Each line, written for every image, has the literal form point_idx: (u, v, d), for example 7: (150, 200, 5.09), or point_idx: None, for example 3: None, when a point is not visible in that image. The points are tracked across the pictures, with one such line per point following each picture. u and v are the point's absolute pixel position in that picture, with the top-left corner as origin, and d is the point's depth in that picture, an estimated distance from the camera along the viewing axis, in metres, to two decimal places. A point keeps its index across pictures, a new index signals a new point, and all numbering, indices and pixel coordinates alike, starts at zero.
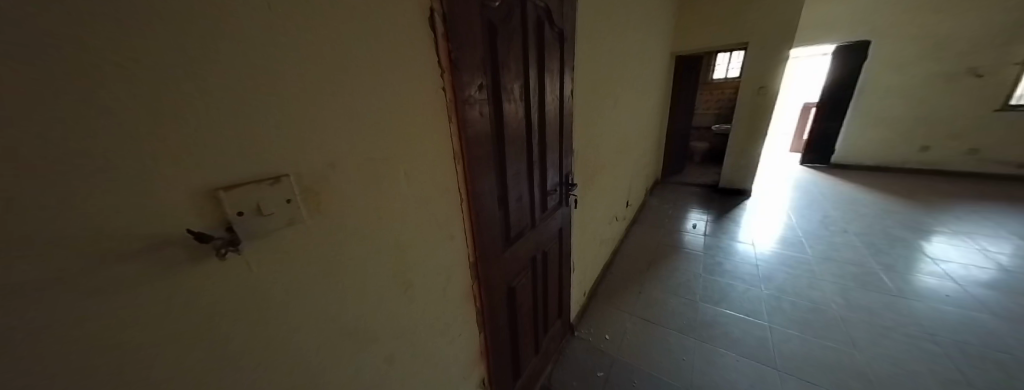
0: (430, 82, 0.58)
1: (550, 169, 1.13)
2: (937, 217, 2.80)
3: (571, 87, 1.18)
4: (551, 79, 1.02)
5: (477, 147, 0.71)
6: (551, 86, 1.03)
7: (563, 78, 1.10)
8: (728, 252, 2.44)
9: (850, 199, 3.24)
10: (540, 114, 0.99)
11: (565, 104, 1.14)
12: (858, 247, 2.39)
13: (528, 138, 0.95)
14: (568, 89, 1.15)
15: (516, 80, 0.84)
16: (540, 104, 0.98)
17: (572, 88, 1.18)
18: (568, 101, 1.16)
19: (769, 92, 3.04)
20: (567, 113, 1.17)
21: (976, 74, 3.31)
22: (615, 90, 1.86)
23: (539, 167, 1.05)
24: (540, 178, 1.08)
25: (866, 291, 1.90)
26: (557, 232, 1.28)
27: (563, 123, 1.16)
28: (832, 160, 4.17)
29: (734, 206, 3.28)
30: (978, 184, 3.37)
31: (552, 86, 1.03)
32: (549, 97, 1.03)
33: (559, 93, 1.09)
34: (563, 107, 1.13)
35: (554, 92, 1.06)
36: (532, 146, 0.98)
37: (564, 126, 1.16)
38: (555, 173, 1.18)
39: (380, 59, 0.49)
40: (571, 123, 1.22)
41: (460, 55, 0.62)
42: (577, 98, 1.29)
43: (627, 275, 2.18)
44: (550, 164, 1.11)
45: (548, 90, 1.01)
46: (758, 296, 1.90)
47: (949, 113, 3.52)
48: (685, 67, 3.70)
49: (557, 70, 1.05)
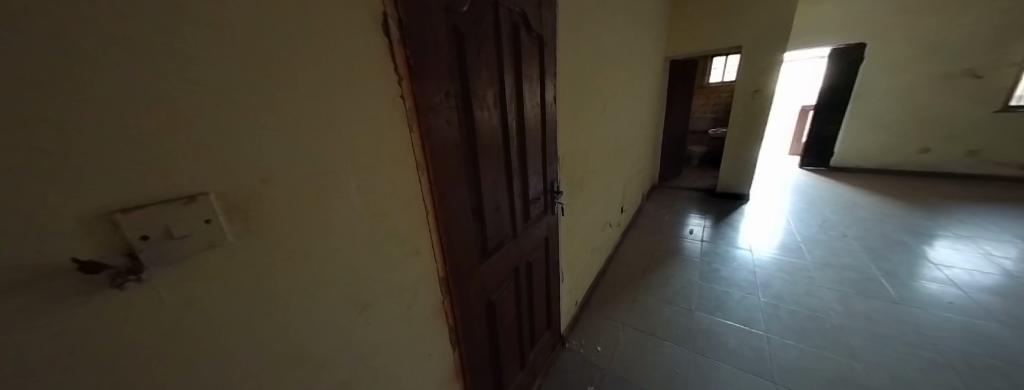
0: (386, 90, 0.54)
1: (532, 178, 1.09)
2: (939, 220, 2.75)
3: (554, 94, 1.15)
4: (530, 85, 0.99)
5: (444, 158, 0.68)
6: (530, 93, 1.00)
7: (543, 85, 1.07)
8: (725, 258, 2.39)
9: (850, 202, 3.19)
10: (518, 122, 0.96)
11: (547, 111, 1.11)
12: (858, 252, 2.33)
13: (505, 147, 0.92)
14: (549, 96, 1.12)
15: (489, 87, 0.81)
16: (518, 112, 0.95)
17: (554, 95, 1.15)
18: (551, 108, 1.13)
19: (764, 95, 3.01)
20: (549, 120, 1.14)
21: (974, 75, 3.28)
22: (605, 94, 1.83)
23: (519, 176, 1.02)
24: (521, 187, 1.05)
25: (867, 299, 1.85)
26: (542, 242, 1.24)
27: (545, 130, 1.13)
28: (831, 163, 4.13)
29: (732, 211, 3.23)
30: (979, 186, 3.32)
31: (531, 93, 1.00)
32: (529, 103, 1.00)
33: (539, 99, 1.07)
34: (544, 114, 1.10)
35: (534, 99, 1.03)
36: (510, 154, 0.94)
37: (546, 133, 1.13)
38: (538, 182, 1.14)
39: (326, 67, 0.46)
40: (554, 131, 1.19)
41: (421, 62, 0.59)
42: (560, 105, 1.26)
43: (621, 282, 2.14)
44: (531, 172, 1.08)
45: (527, 96, 0.98)
46: (755, 304, 1.85)
47: (949, 115, 3.47)
48: (680, 71, 3.69)
49: (537, 77, 1.03)
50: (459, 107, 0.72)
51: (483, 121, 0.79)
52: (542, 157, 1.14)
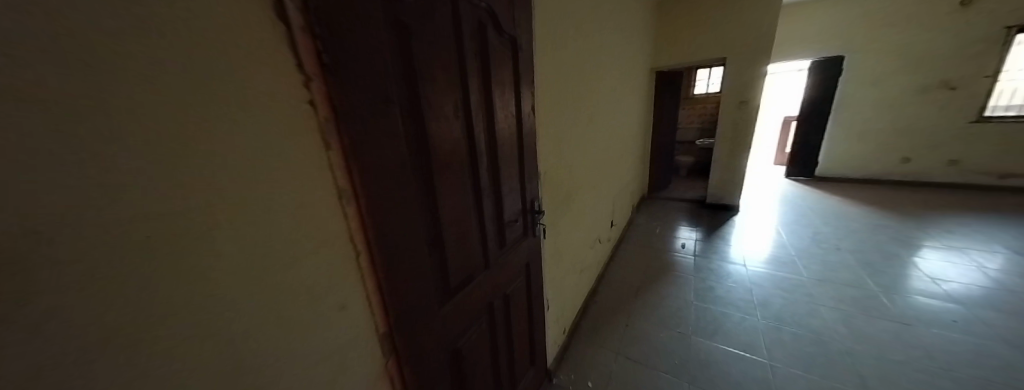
0: (287, 95, 0.41)
1: (507, 198, 0.95)
2: (929, 230, 2.72)
3: (532, 104, 1.03)
4: (502, 93, 0.86)
5: (385, 181, 0.53)
6: (502, 102, 0.87)
7: (519, 94, 0.95)
8: (720, 274, 2.27)
9: (838, 212, 3.17)
10: (487, 135, 0.83)
11: (524, 123, 0.99)
12: (854, 266, 2.26)
13: (472, 164, 0.78)
14: (527, 106, 0.99)
15: (449, 94, 0.67)
16: (488, 124, 0.82)
17: (533, 105, 1.03)
18: (528, 119, 1.01)
19: (750, 106, 2.98)
20: (526, 133, 1.01)
21: (949, 86, 3.35)
22: (591, 104, 1.72)
23: (491, 197, 0.88)
24: (494, 210, 0.90)
25: (870, 318, 1.75)
26: (522, 270, 1.09)
27: (522, 144, 1.00)
28: (816, 173, 4.15)
29: (723, 223, 3.15)
30: (961, 195, 3.35)
31: (504, 102, 0.87)
32: (501, 114, 0.86)
33: (515, 110, 0.94)
34: (521, 126, 0.98)
35: (507, 109, 0.90)
36: (478, 173, 0.80)
37: (524, 147, 1.00)
38: (515, 202, 1.00)
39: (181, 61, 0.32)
40: (533, 144, 1.06)
41: (344, 58, 0.45)
42: (540, 116, 1.14)
43: (614, 304, 1.98)
44: (506, 192, 0.94)
45: (499, 106, 0.85)
46: (755, 327, 1.72)
47: (927, 125, 3.53)
48: (666, 82, 3.66)
49: (510, 85, 0.90)
50: (406, 118, 0.57)
51: (439, 135, 0.65)
52: (518, 174, 1.00)
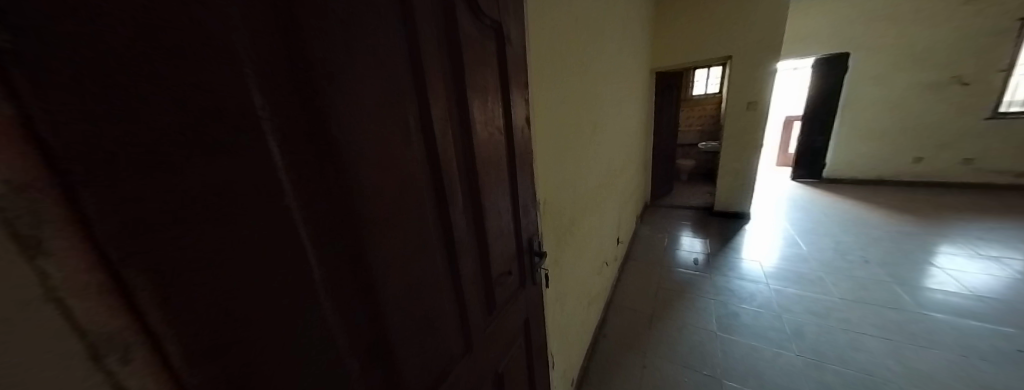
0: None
1: (495, 247, 0.68)
2: (957, 237, 2.52)
3: (526, 116, 0.77)
4: (483, 102, 0.60)
5: (226, 287, 0.26)
6: (482, 114, 0.60)
7: (507, 102, 0.69)
8: (741, 296, 2.02)
9: (855, 218, 2.97)
10: (462, 164, 0.56)
11: (516, 142, 0.72)
12: (887, 283, 2.04)
13: (438, 212, 0.51)
14: (519, 119, 0.73)
15: (390, 105, 0.40)
16: (461, 147, 0.55)
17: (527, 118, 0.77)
18: (522, 137, 0.75)
19: (759, 108, 2.77)
20: (519, 154, 0.74)
21: (961, 82, 3.20)
22: (592, 110, 1.48)
23: (471, 252, 0.60)
24: (477, 267, 0.63)
25: (923, 349, 1.52)
26: (521, 332, 0.83)
27: (514, 170, 0.73)
28: (823, 175, 3.97)
29: (734, 233, 2.93)
30: (979, 195, 3.19)
31: (485, 115, 0.61)
32: (481, 132, 0.60)
33: (502, 125, 0.68)
34: (511, 145, 0.71)
35: (491, 124, 0.63)
36: (449, 222, 0.53)
37: (516, 174, 0.74)
38: (507, 248, 0.74)
39: None
40: (529, 168, 0.80)
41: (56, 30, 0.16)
42: (536, 130, 0.88)
43: (626, 339, 1.72)
44: (493, 238, 0.67)
45: (477, 122, 0.59)
46: (794, 367, 1.48)
47: (939, 123, 3.37)
48: (665, 84, 3.46)
49: (494, 91, 0.64)
50: (293, 154, 0.30)
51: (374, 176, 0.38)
52: (509, 210, 0.74)
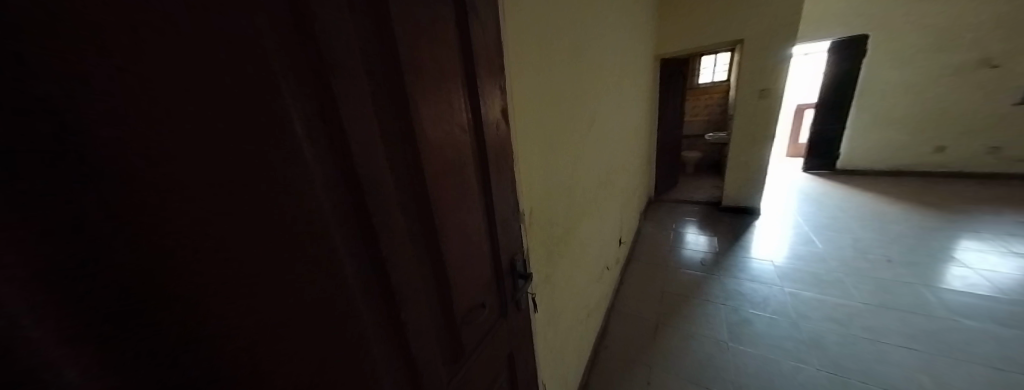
0: None
1: (460, 279, 0.52)
2: (985, 233, 2.35)
3: (504, 108, 0.60)
4: (434, 87, 0.43)
5: None
6: (435, 103, 0.43)
7: (474, 89, 0.52)
8: (753, 301, 1.87)
9: (873, 213, 2.79)
10: (402, 174, 0.39)
11: (489, 141, 0.56)
12: (912, 284, 1.89)
13: (362, 250, 0.34)
14: (493, 111, 0.57)
15: (237, 85, 0.23)
16: (399, 152, 0.38)
17: (505, 110, 0.61)
18: (498, 134, 0.58)
19: (772, 95, 2.57)
20: (495, 157, 0.58)
21: (990, 65, 2.97)
22: (589, 99, 1.31)
23: (424, 294, 0.44)
24: (435, 311, 0.47)
25: (960, 362, 1.37)
26: (501, 371, 0.68)
27: (486, 177, 0.57)
28: (836, 166, 3.78)
29: (743, 229, 2.78)
30: (1006, 186, 2.99)
31: (439, 105, 0.44)
32: (433, 129, 0.43)
33: (467, 119, 0.51)
34: (482, 146, 0.54)
35: (450, 118, 0.47)
36: (383, 262, 0.37)
37: (489, 182, 0.57)
38: (479, 277, 0.58)
39: None
40: (509, 173, 0.64)
41: None
42: (517, 126, 0.72)
43: (628, 350, 1.60)
44: (456, 268, 0.51)
45: (427, 116, 0.42)
46: (815, 384, 1.34)
47: (964, 110, 3.15)
48: (671, 72, 3.26)
49: (452, 72, 0.47)
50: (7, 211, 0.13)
51: (193, 213, 0.21)
52: (481, 228, 0.58)
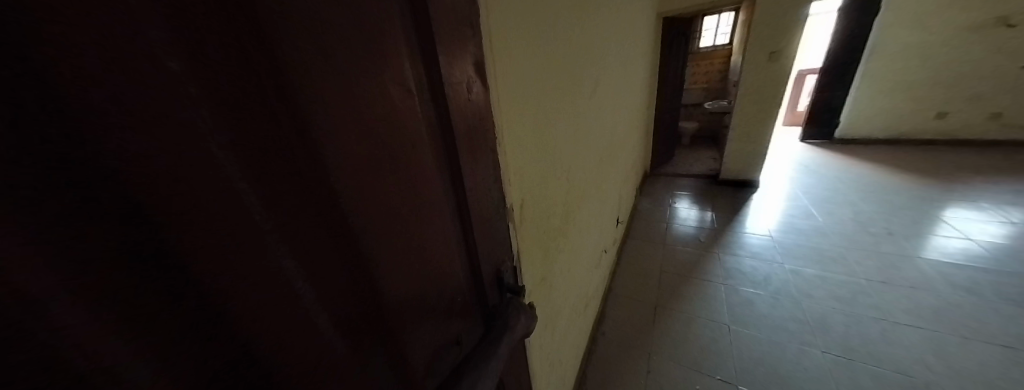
0: None
1: (417, 322, 0.34)
2: (982, 202, 2.31)
3: (479, 60, 0.40)
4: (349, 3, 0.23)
5: None
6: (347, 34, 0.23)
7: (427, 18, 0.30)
8: (754, 280, 1.79)
9: (872, 184, 2.72)
10: (271, 170, 0.20)
11: (455, 109, 0.35)
12: (913, 258, 1.84)
13: (153, 334, 0.16)
14: (460, 62, 0.36)
15: None
16: (260, 124, 0.19)
17: (479, 63, 0.40)
18: (469, 100, 0.38)
19: (783, 59, 2.37)
20: (464, 135, 0.38)
21: (1007, 25, 2.79)
22: (588, 61, 1.10)
23: (341, 369, 0.26)
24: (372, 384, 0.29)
25: (969, 340, 1.33)
26: None
27: (454, 165, 0.37)
28: (835, 136, 3.68)
29: (741, 203, 2.68)
30: (1005, 153, 2.94)
31: (358, 39, 0.24)
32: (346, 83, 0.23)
33: (417, 70, 0.30)
34: (445, 116, 0.34)
35: (384, 63, 0.26)
36: (232, 335, 0.19)
37: (456, 170, 0.38)
38: (449, 308, 0.40)
39: None
40: (487, 158, 0.44)
41: None
42: (500, 90, 0.52)
43: (627, 337, 1.50)
44: (410, 311, 0.33)
45: (329, 55, 0.22)
46: (821, 368, 1.28)
47: (973, 74, 3.01)
48: (673, 34, 2.98)
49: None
50: None
51: None
52: (449, 242, 0.38)
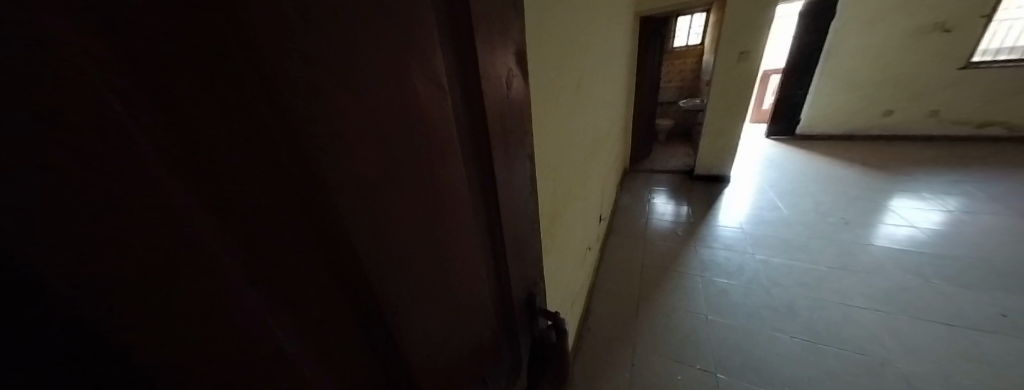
0: None
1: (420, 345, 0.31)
2: (925, 192, 2.53)
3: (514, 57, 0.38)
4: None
5: None
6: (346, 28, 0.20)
7: (459, 14, 0.29)
8: (729, 270, 1.89)
9: (831, 177, 2.92)
10: (248, 169, 0.18)
11: (488, 104, 0.34)
12: (868, 244, 2.00)
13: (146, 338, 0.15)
14: (497, 55, 0.35)
15: None
16: (213, 124, 0.16)
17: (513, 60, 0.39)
18: (504, 96, 0.37)
19: (751, 59, 2.48)
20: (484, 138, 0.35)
21: (943, 29, 3.05)
22: (573, 59, 1.10)
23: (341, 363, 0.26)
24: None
25: (916, 320, 1.45)
26: None
27: (485, 166, 0.36)
28: (796, 131, 3.93)
29: (716, 197, 2.81)
30: (941, 147, 3.24)
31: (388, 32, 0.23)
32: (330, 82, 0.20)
33: (448, 64, 0.29)
34: (476, 111, 0.33)
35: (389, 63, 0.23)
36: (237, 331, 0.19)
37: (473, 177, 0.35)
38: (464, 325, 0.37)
39: None
40: (512, 163, 0.42)
41: None
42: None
43: (614, 331, 1.53)
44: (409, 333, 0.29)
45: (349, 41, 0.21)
46: (790, 351, 1.36)
47: (915, 74, 3.28)
48: (650, 33, 3.05)
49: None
50: None
51: None
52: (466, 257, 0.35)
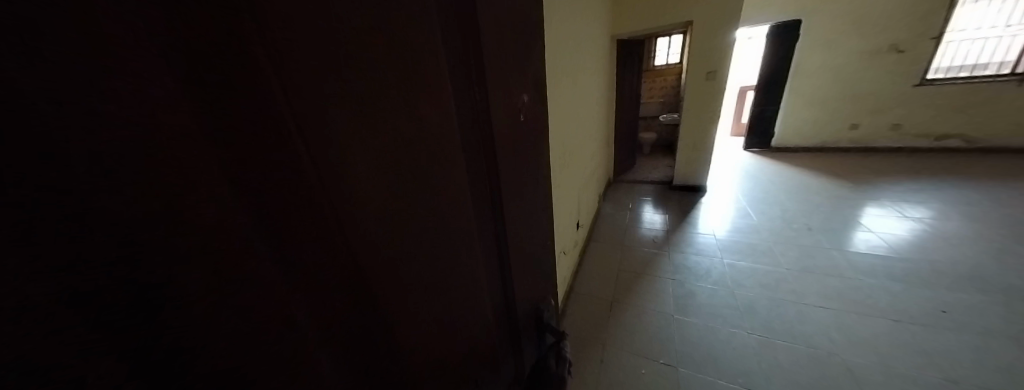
0: None
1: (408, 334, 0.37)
2: (887, 201, 2.68)
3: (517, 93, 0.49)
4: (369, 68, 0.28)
5: None
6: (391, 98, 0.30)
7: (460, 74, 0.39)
8: (698, 274, 2.01)
9: (802, 186, 3.09)
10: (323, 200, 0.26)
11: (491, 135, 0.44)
12: (828, 249, 2.14)
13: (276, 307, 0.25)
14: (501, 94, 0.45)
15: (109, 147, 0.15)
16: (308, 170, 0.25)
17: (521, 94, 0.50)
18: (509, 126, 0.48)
19: (717, 78, 2.69)
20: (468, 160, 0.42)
21: (897, 50, 3.31)
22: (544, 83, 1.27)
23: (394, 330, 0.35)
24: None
25: (863, 316, 1.57)
26: None
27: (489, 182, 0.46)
28: (771, 144, 4.15)
29: (693, 206, 2.95)
30: (904, 158, 3.44)
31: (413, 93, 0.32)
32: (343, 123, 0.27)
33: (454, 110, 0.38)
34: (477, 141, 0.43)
35: (388, 106, 0.30)
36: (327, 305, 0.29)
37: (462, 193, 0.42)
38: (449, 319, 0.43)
39: None
40: (501, 182, 0.49)
41: None
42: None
43: (588, 331, 1.63)
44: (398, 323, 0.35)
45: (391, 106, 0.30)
46: (747, 346, 1.46)
47: (876, 91, 3.52)
48: (628, 53, 3.29)
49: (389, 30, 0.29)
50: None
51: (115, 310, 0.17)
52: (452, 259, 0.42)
